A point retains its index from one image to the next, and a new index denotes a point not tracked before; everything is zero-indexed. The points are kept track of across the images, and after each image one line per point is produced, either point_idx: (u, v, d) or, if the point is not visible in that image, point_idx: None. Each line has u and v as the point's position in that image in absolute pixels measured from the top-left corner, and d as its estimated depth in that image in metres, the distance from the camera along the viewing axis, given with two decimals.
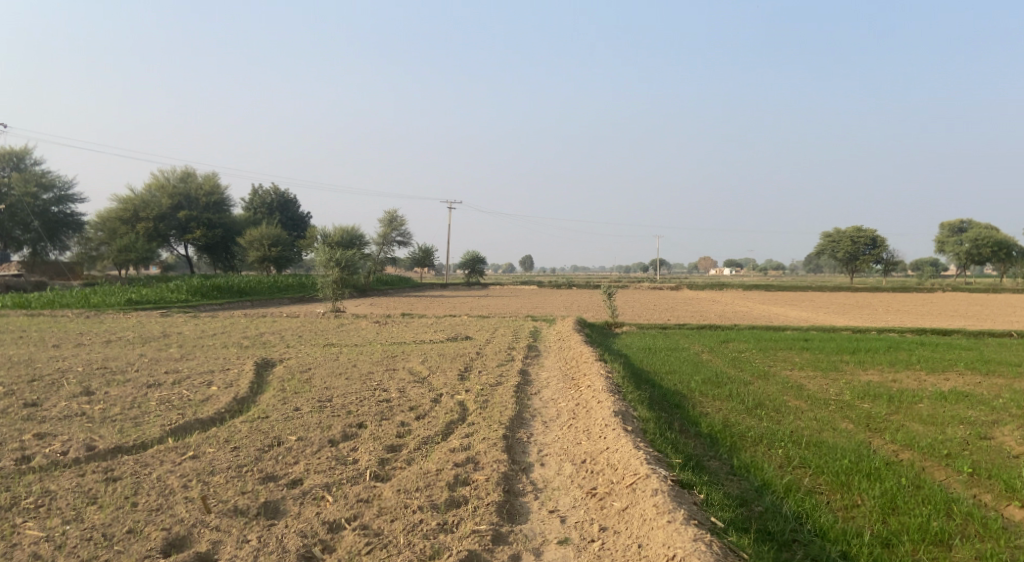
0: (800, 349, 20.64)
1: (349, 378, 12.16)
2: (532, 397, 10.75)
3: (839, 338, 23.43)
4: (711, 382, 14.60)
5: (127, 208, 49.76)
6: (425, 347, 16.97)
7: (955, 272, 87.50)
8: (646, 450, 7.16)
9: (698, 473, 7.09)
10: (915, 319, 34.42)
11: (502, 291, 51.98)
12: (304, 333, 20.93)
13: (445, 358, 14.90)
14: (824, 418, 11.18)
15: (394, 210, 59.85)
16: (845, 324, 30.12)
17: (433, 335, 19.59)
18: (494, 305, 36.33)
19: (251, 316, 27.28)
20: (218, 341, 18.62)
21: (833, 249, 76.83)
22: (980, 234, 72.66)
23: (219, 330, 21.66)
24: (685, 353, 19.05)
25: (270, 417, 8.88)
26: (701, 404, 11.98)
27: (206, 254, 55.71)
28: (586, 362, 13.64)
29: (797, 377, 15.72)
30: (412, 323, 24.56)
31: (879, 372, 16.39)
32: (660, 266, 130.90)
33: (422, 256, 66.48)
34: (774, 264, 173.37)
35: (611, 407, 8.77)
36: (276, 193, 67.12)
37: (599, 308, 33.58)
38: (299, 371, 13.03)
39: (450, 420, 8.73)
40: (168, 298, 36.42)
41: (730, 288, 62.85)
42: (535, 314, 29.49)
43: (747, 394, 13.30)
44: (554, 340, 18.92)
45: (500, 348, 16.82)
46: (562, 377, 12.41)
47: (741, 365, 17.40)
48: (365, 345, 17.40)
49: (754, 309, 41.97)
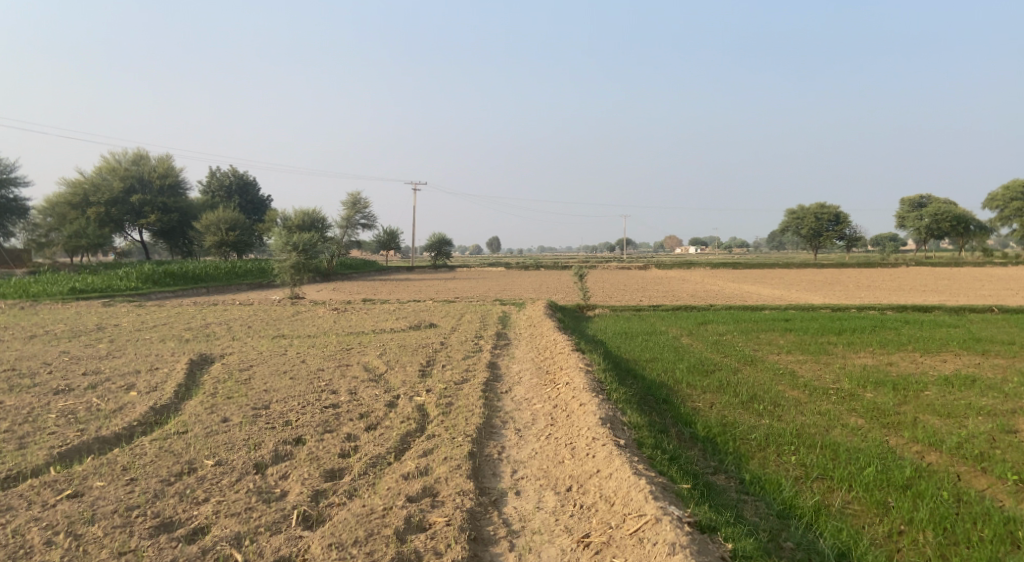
0: (784, 330, 19.54)
1: (295, 378, 10.69)
2: (503, 397, 9.39)
3: (821, 317, 22.41)
4: (698, 371, 13.37)
5: (77, 192, 47.24)
6: (385, 338, 15.51)
7: (915, 247, 88.06)
8: (648, 478, 5.88)
9: (715, 506, 5.85)
10: (888, 296, 33.71)
11: (469, 274, 50.43)
12: (254, 323, 19.27)
13: (406, 350, 13.45)
14: (827, 412, 10.02)
15: (357, 191, 57.84)
16: (821, 302, 29.21)
17: (394, 324, 18.11)
18: (460, 288, 34.82)
19: (199, 305, 25.53)
20: (157, 333, 16.93)
21: (796, 226, 76.62)
22: (940, 209, 72.77)
23: (162, 321, 19.93)
24: (665, 338, 17.81)
25: (189, 433, 7.44)
26: (693, 399, 10.70)
27: (161, 239, 53.28)
28: (561, 353, 12.29)
29: (789, 362, 14.54)
30: (373, 310, 22.97)
31: (872, 355, 15.35)
32: (625, 247, 130.43)
33: (386, 239, 64.53)
34: (738, 242, 174.26)
35: (598, 413, 7.49)
36: (234, 174, 64.61)
37: (570, 290, 32.33)
38: (238, 370, 11.50)
39: (409, 432, 7.39)
40: (116, 286, 34.34)
41: (698, 267, 61.96)
42: (504, 297, 28.09)
43: (740, 385, 12.09)
44: (526, 326, 17.57)
45: (468, 337, 15.36)
46: (538, 372, 11.08)
47: (727, 350, 16.21)
48: (320, 337, 15.84)
49: (726, 287, 41.10)
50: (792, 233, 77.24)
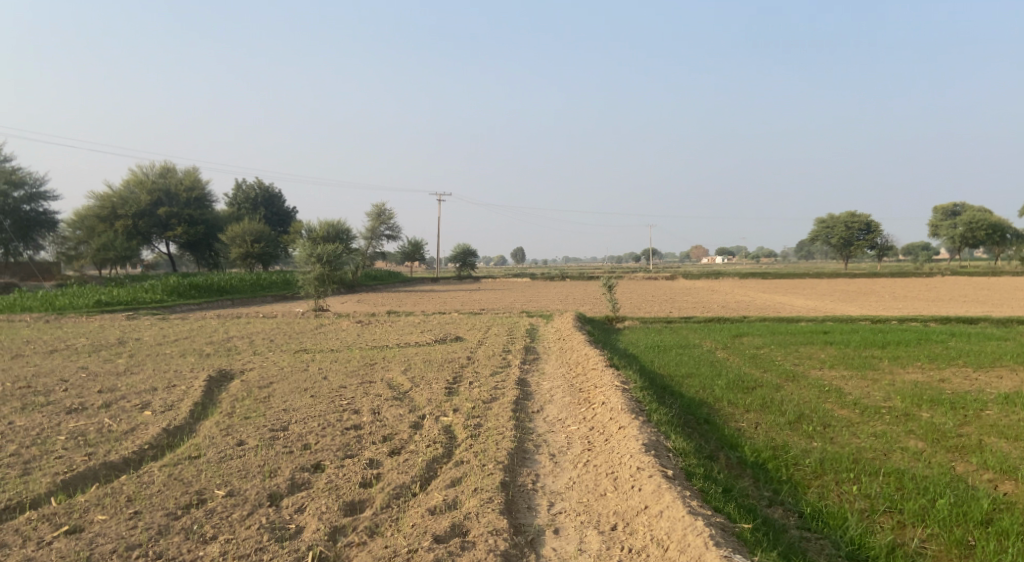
0: (824, 343, 18.75)
1: (316, 396, 10.22)
2: (535, 418, 8.85)
3: (860, 330, 21.57)
4: (737, 387, 12.71)
5: (106, 206, 47.61)
6: (410, 352, 15.03)
7: (949, 255, 86.01)
8: (705, 520, 5.42)
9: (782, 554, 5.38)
10: (926, 306, 32.57)
11: (494, 284, 49.98)
12: (276, 337, 18.90)
13: (431, 365, 12.94)
14: (883, 435, 9.35)
15: (381, 203, 57.73)
16: (857, 314, 28.27)
17: (418, 338, 17.63)
18: (484, 300, 34.30)
19: (223, 318, 25.28)
20: (177, 348, 16.59)
21: (826, 236, 75.17)
22: (974, 217, 70.93)
23: (183, 335, 19.64)
24: (698, 352, 17.14)
25: (202, 459, 7.01)
26: (735, 419, 10.05)
27: (189, 251, 53.55)
28: (594, 369, 11.70)
29: (833, 378, 13.82)
30: (397, 322, 22.56)
31: (921, 370, 14.56)
32: (651, 257, 129.23)
33: (411, 250, 64.32)
34: (765, 252, 172.05)
35: (641, 438, 6.95)
36: (261, 187, 64.92)
37: (597, 302, 31.69)
38: (257, 387, 11.05)
39: (436, 457, 6.88)
40: (142, 298, 34.36)
41: (726, 277, 60.93)
42: (529, 309, 27.55)
43: (785, 403, 11.42)
44: (554, 339, 17.01)
45: (494, 351, 14.83)
46: (570, 390, 10.50)
47: (765, 365, 15.51)
48: (342, 351, 15.39)
49: (757, 298, 40.13)
50: (821, 242, 75.72)
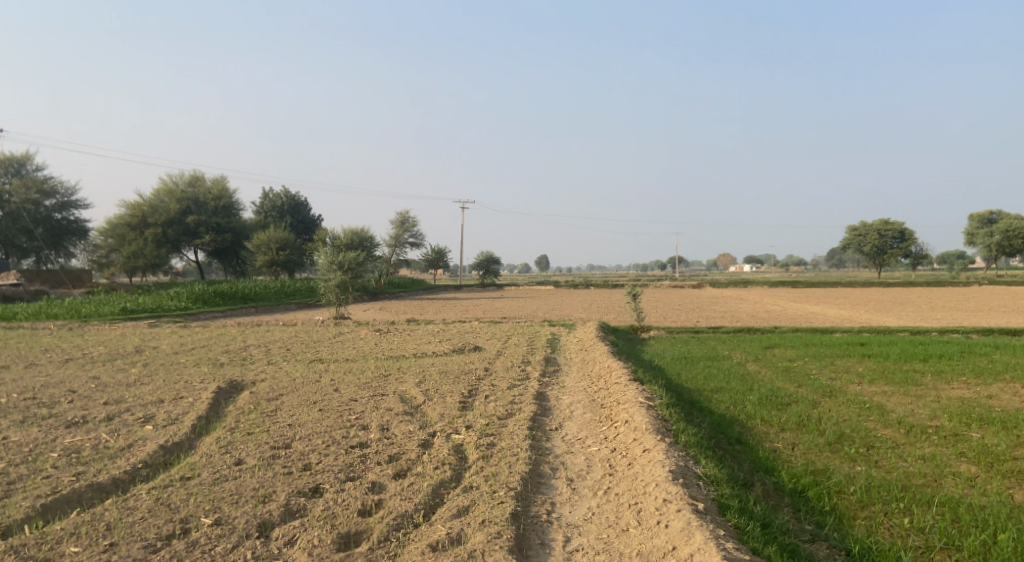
0: (859, 356, 17.96)
1: (324, 410, 9.73)
2: (553, 437, 8.29)
3: (897, 342, 20.70)
4: (769, 404, 12.04)
5: (136, 214, 47.93)
6: (427, 363, 14.54)
7: (985, 264, 83.79)
8: None
9: None
10: (965, 317, 31.40)
11: (518, 292, 49.48)
12: (293, 346, 18.52)
13: (447, 377, 12.43)
14: (931, 459, 8.68)
15: (406, 211, 57.56)
16: (893, 324, 27.29)
17: (437, 347, 17.15)
18: (508, 308, 33.77)
19: (242, 327, 25.03)
20: (193, 357, 16.28)
21: (857, 244, 73.56)
22: (1012, 225, 68.97)
23: (201, 343, 19.37)
24: (728, 364, 16.44)
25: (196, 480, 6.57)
26: (769, 439, 9.40)
27: (215, 259, 53.79)
28: (617, 384, 11.11)
29: (871, 395, 13.10)
30: (417, 331, 22.13)
31: (967, 386, 13.76)
32: (677, 265, 127.77)
33: (434, 258, 64.06)
34: (794, 260, 169.64)
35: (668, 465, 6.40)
36: (287, 196, 65.17)
37: (623, 311, 31.01)
38: (266, 400, 10.62)
39: (445, 482, 6.38)
40: (167, 306, 34.39)
41: (755, 285, 59.78)
42: (553, 318, 26.97)
43: (822, 421, 10.75)
44: (577, 350, 16.42)
45: (514, 362, 14.29)
46: (592, 406, 9.91)
47: (798, 379, 14.80)
48: (358, 361, 14.97)
49: (787, 307, 39.16)
50: (853, 250, 74.07)
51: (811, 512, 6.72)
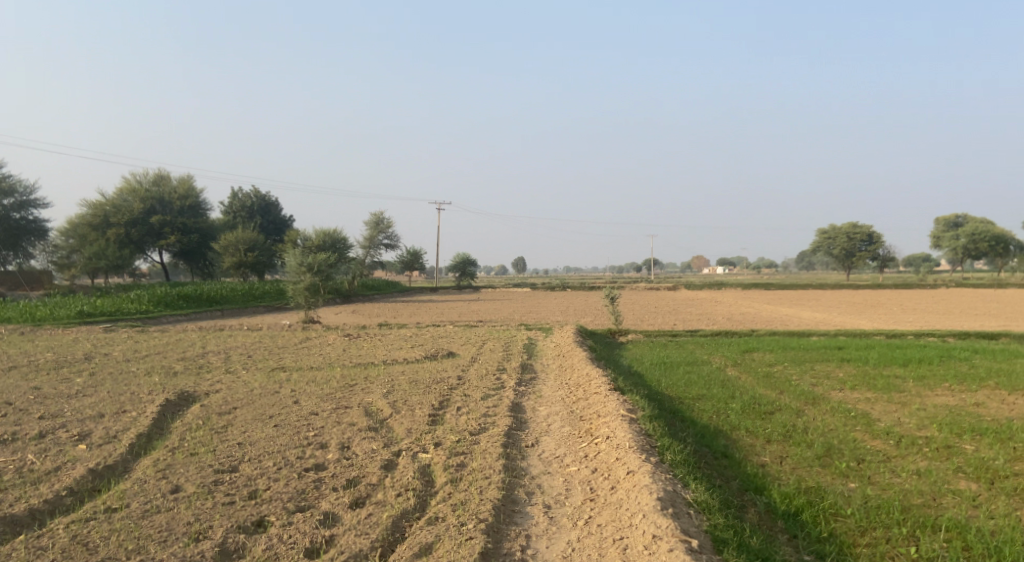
0: (840, 360, 17.60)
1: (280, 426, 8.97)
2: (528, 454, 7.63)
3: (875, 345, 20.37)
4: (753, 413, 11.50)
5: (98, 214, 46.46)
6: (396, 371, 13.81)
7: (951, 267, 84.86)
8: None
9: None
10: (938, 319, 31.31)
11: (492, 294, 48.82)
12: (256, 352, 17.68)
13: (417, 387, 11.74)
14: (928, 474, 8.16)
15: (380, 211, 56.62)
16: (869, 328, 27.04)
17: (406, 353, 16.41)
18: (482, 311, 33.10)
19: (205, 331, 24.07)
20: (146, 365, 15.38)
21: (828, 247, 73.92)
22: (977, 228, 69.77)
23: (158, 350, 18.42)
24: (707, 369, 15.92)
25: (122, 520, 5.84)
26: (757, 453, 8.83)
27: (182, 260, 52.33)
28: (596, 393, 10.49)
29: (856, 402, 12.64)
30: (387, 336, 21.35)
31: (952, 393, 13.38)
32: (650, 268, 127.96)
33: (409, 259, 63.13)
34: (766, 262, 170.90)
35: (655, 498, 5.84)
36: (257, 196, 63.84)
37: (598, 313, 30.50)
38: (216, 414, 9.82)
39: (410, 518, 5.73)
40: (127, 309, 33.22)
41: (728, 288, 59.71)
42: (527, 321, 26.36)
43: (809, 431, 10.22)
44: (553, 357, 15.77)
45: (488, 369, 13.62)
46: (571, 419, 9.25)
47: (780, 385, 14.31)
48: (323, 370, 14.19)
49: (761, 310, 38.90)
50: (824, 252, 74.46)
51: (808, 544, 6.20)
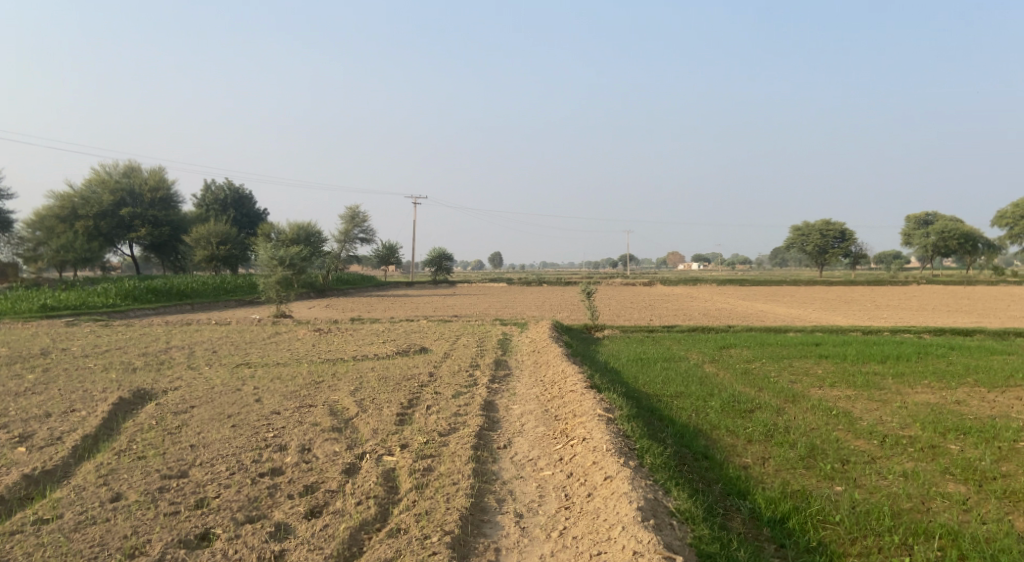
0: (817, 356, 17.41)
1: (238, 427, 8.45)
2: (500, 456, 7.21)
3: (852, 342, 20.23)
4: (733, 411, 11.18)
5: (65, 205, 45.28)
6: (365, 367, 13.31)
7: (921, 265, 85.86)
8: None
9: None
10: (911, 316, 31.40)
11: (468, 289, 48.34)
12: (221, 348, 17.09)
13: (386, 384, 11.28)
14: (915, 476, 7.89)
15: (355, 205, 55.82)
16: (844, 325, 26.99)
17: (377, 349, 15.91)
18: (457, 306, 32.64)
19: (171, 325, 23.36)
20: (104, 361, 14.72)
21: (801, 244, 74.39)
22: (947, 226, 70.53)
23: (119, 345, 17.73)
24: (685, 366, 15.62)
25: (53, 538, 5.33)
26: (738, 454, 8.49)
27: (152, 253, 51.20)
28: (572, 392, 10.09)
29: (836, 400, 12.37)
30: (359, 331, 20.82)
31: (931, 390, 13.19)
32: (626, 265, 128.10)
33: (385, 253, 62.37)
34: (740, 259, 172.11)
35: (636, 507, 5.45)
36: (230, 188, 62.73)
37: (574, 309, 30.16)
38: (171, 414, 9.27)
39: (370, 533, 5.28)
40: (92, 302, 32.29)
41: (704, 284, 59.72)
42: (502, 316, 25.92)
43: (791, 431, 9.92)
44: (528, 352, 15.36)
45: (460, 366, 13.18)
46: (546, 419, 8.83)
47: (759, 382, 14.02)
48: (289, 366, 13.66)
49: (737, 306, 38.86)
50: (797, 249, 74.93)
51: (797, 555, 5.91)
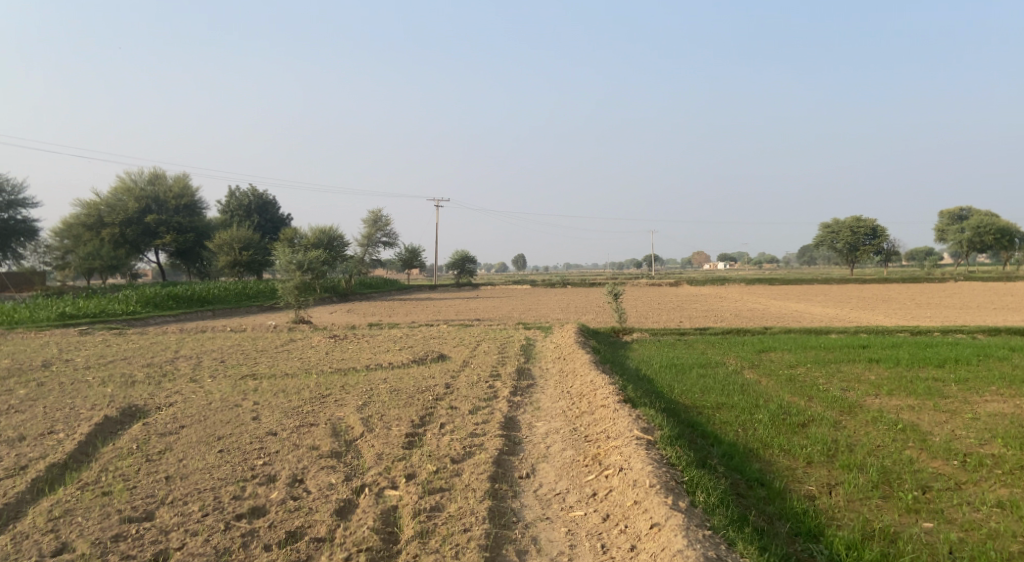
0: (867, 360, 16.09)
1: (226, 452, 7.45)
2: (522, 490, 6.16)
3: (901, 344, 18.79)
4: (783, 426, 9.96)
5: (91, 213, 44.94)
6: (377, 378, 12.28)
7: (956, 262, 83.11)
8: None
9: None
10: (957, 315, 29.63)
11: (491, 292, 47.24)
12: (230, 357, 16.18)
13: (397, 398, 10.27)
14: (1013, 505, 6.78)
15: (378, 208, 55.08)
16: (888, 324, 25.41)
17: (392, 357, 14.85)
18: (479, 309, 31.57)
19: (184, 333, 22.58)
20: (105, 373, 13.84)
21: (832, 241, 72.23)
22: (983, 221, 67.88)
23: (124, 354, 16.87)
24: (722, 372, 14.42)
25: None
26: (799, 481, 7.35)
27: (177, 259, 50.82)
28: (603, 407, 8.94)
29: (898, 411, 11.11)
30: (376, 338, 19.83)
31: (1003, 398, 11.86)
32: (652, 265, 126.10)
33: (408, 257, 61.44)
34: (768, 257, 169.29)
35: None
36: (254, 194, 62.32)
37: (600, 311, 28.96)
38: (156, 436, 8.29)
39: None
40: (111, 310, 31.71)
41: (733, 283, 57.99)
42: (526, 319, 24.76)
43: (855, 450, 8.71)
44: (553, 360, 14.18)
45: (480, 376, 12.12)
46: (575, 442, 7.71)
47: (807, 390, 12.75)
48: (296, 378, 12.66)
49: (770, 306, 37.28)
50: (827, 247, 72.79)
51: None
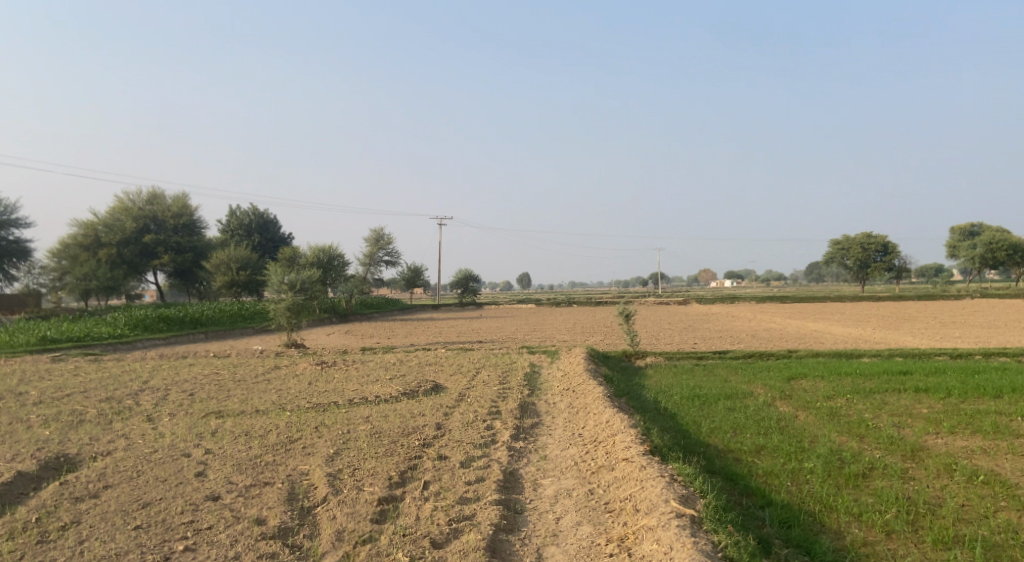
0: (913, 389, 14.26)
1: (144, 530, 5.80)
2: None
3: (945, 369, 17.03)
4: (840, 477, 8.22)
5: (88, 233, 43.56)
6: (358, 416, 10.59)
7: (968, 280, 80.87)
8: None
9: None
10: (987, 335, 27.75)
11: (494, 312, 45.51)
12: (202, 389, 14.51)
13: (375, 446, 8.54)
14: None
15: (380, 227, 53.71)
16: (918, 346, 23.56)
17: (380, 389, 13.11)
18: (481, 330, 29.85)
19: (163, 360, 20.92)
20: (53, 411, 12.13)
21: (841, 257, 70.30)
22: (995, 237, 65.81)
23: (87, 386, 15.17)
24: (753, 405, 12.64)
25: None
26: None
27: (175, 281, 49.33)
28: (625, 461, 7.22)
29: (972, 456, 9.34)
30: (368, 365, 18.15)
31: None
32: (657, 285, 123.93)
33: (410, 276, 59.71)
34: (775, 275, 167.14)
35: None
36: (254, 213, 60.97)
37: (609, 332, 27.23)
38: (69, 502, 6.64)
39: None
40: (97, 333, 30.15)
41: (742, 301, 56.00)
42: (531, 342, 22.94)
43: (940, 514, 7.02)
44: (561, 393, 12.41)
45: (477, 413, 10.42)
46: (592, 514, 6.05)
47: (855, 427, 10.96)
48: (266, 416, 10.99)
49: (786, 326, 35.44)
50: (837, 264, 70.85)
51: None
